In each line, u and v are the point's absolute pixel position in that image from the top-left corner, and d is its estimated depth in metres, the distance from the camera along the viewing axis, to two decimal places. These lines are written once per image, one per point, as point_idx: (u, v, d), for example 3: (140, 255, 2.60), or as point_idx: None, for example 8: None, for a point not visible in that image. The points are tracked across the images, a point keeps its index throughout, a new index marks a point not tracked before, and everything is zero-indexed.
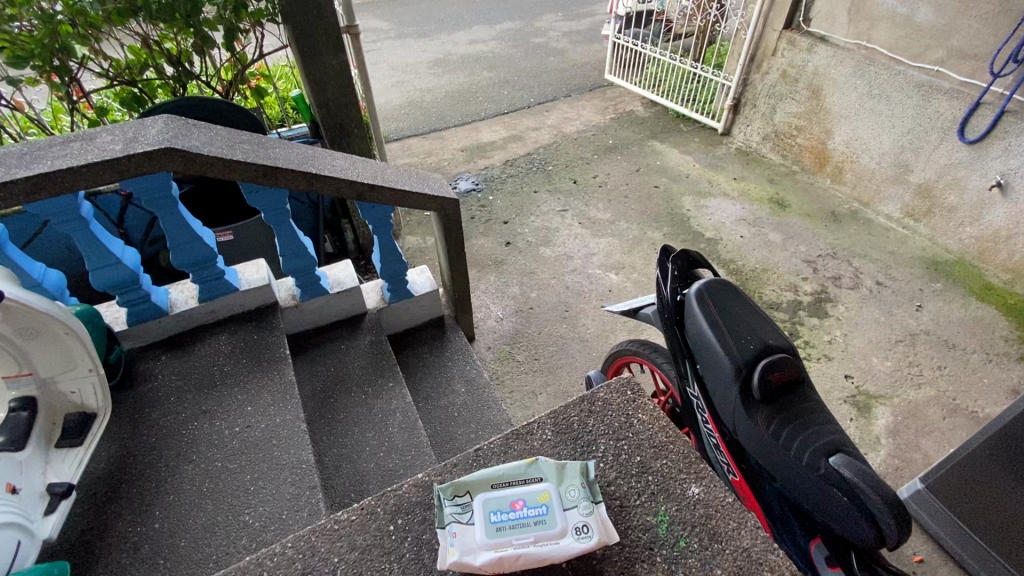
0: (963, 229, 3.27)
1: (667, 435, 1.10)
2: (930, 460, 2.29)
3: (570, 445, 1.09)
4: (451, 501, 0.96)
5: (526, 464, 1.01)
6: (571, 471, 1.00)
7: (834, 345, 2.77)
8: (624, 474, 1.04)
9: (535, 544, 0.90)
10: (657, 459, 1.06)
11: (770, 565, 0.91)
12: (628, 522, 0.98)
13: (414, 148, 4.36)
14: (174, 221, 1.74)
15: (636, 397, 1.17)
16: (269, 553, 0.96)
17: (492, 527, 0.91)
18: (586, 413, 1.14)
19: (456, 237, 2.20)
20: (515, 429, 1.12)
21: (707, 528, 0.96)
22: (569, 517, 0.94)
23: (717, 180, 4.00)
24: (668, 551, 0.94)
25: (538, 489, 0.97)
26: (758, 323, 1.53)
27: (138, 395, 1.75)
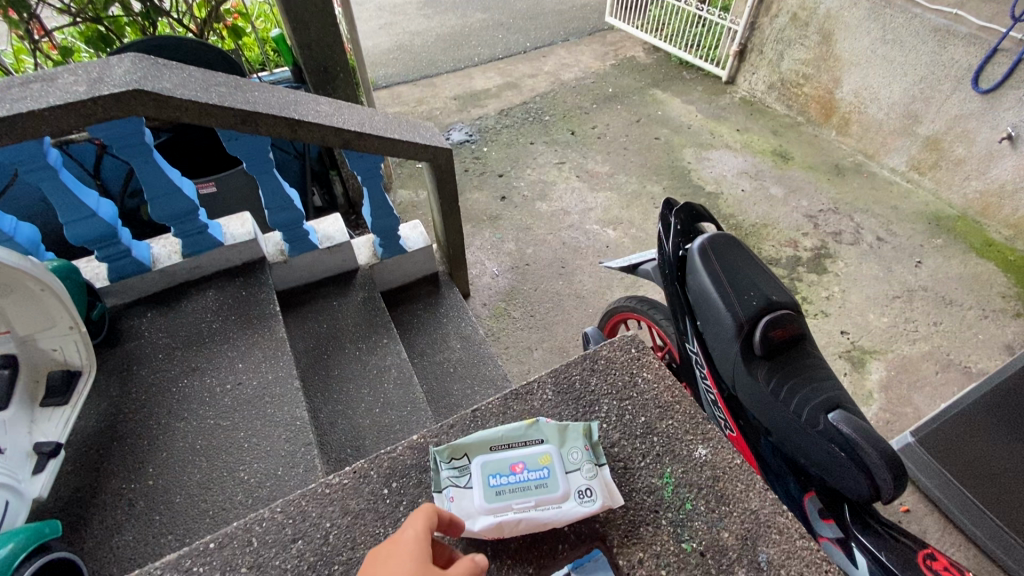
0: (969, 183, 3.20)
1: (673, 395, 1.12)
2: (921, 414, 2.32)
3: (572, 405, 1.11)
4: (447, 464, 0.98)
5: (526, 426, 1.01)
6: (573, 434, 1.01)
7: (831, 301, 2.75)
8: (628, 435, 1.06)
9: (537, 508, 0.92)
10: (662, 419, 1.08)
11: (778, 528, 0.95)
12: (634, 484, 1.01)
13: (405, 96, 4.16)
14: (151, 171, 1.64)
15: (639, 355, 1.18)
16: (257, 518, 0.97)
17: (493, 491, 0.93)
18: (589, 370, 1.16)
19: (450, 189, 2.11)
20: (515, 389, 1.14)
21: (714, 490, 0.99)
22: (571, 480, 0.95)
23: (719, 132, 3.86)
24: (674, 514, 0.97)
25: (539, 452, 0.98)
26: (763, 278, 1.48)
27: (125, 353, 1.71)
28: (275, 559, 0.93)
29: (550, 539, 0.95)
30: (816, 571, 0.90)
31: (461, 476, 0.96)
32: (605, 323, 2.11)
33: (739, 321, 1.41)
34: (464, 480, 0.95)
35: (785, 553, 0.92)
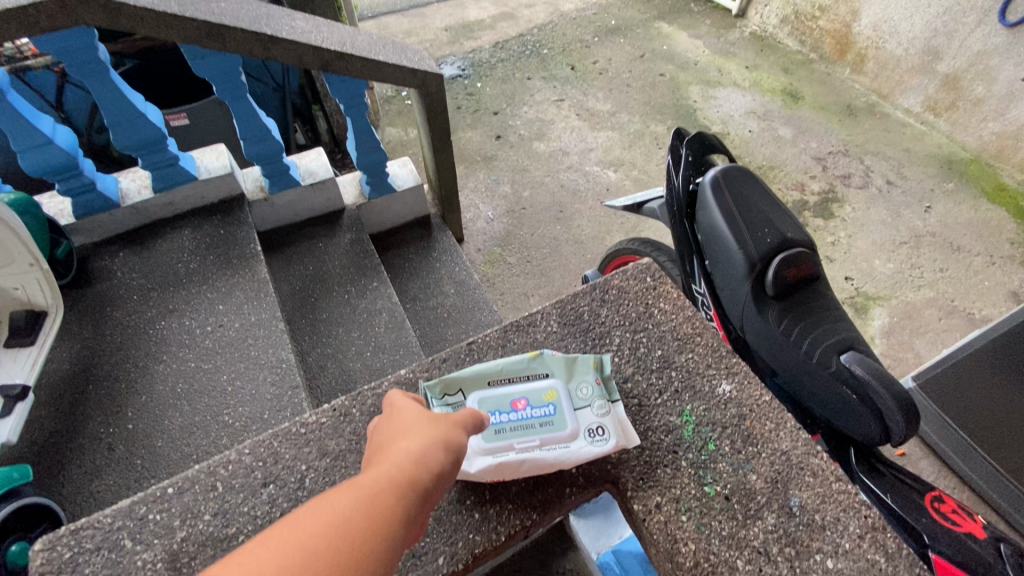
0: (986, 125, 3.05)
1: (694, 327, 1.11)
2: (921, 360, 2.30)
3: (580, 337, 1.10)
4: (440, 400, 0.93)
5: (529, 361, 0.98)
6: (579, 370, 0.98)
7: (837, 247, 2.67)
8: (642, 368, 1.06)
9: (542, 448, 0.90)
10: (681, 351, 1.08)
11: (812, 469, 0.94)
12: (650, 423, 1.00)
13: (392, 27, 3.87)
14: (111, 94, 1.47)
15: (655, 285, 1.17)
16: (223, 462, 0.96)
17: (494, 429, 0.90)
18: (599, 302, 1.15)
19: (441, 122, 1.95)
20: (516, 321, 1.13)
21: (741, 429, 0.98)
22: (578, 418, 0.93)
23: (727, 69, 3.64)
24: (694, 455, 0.96)
25: (543, 387, 0.95)
26: (777, 213, 1.38)
27: (98, 294, 1.61)
28: (245, 505, 0.92)
29: (557, 482, 0.94)
30: (853, 515, 0.89)
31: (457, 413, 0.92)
32: (605, 265, 1.99)
33: (752, 260, 1.32)
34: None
35: (819, 497, 0.91)
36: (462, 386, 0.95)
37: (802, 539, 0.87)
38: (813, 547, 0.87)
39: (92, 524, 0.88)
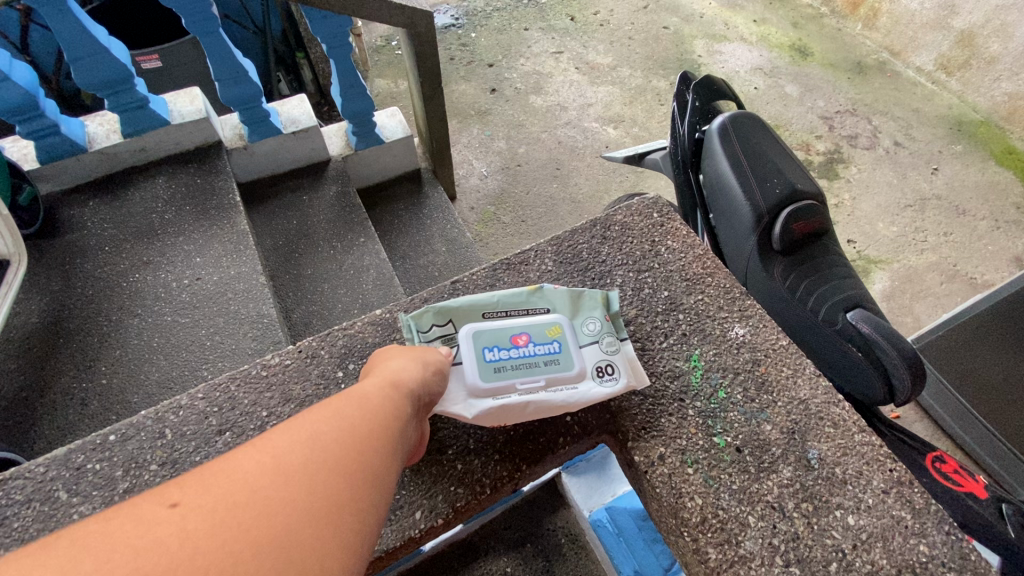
0: (999, 84, 2.94)
1: (704, 268, 1.06)
2: (919, 324, 2.27)
3: (579, 277, 1.05)
4: (432, 328, 0.88)
5: (530, 296, 0.93)
6: (586, 307, 0.93)
7: (840, 209, 2.60)
8: (647, 312, 1.01)
9: (548, 388, 0.85)
10: (690, 293, 1.03)
11: (832, 419, 0.90)
12: (655, 369, 0.95)
13: None
14: (68, 24, 1.34)
15: (663, 223, 1.12)
16: (172, 408, 0.92)
17: (494, 367, 0.85)
18: (600, 239, 1.09)
19: (431, 66, 1.82)
20: (507, 260, 1.08)
21: (754, 377, 0.94)
22: (584, 357, 0.88)
23: (734, 22, 3.47)
24: (703, 403, 0.91)
25: (545, 324, 0.90)
26: (786, 164, 1.30)
27: (66, 245, 1.52)
28: (196, 454, 0.88)
29: (550, 432, 0.91)
30: (877, 469, 0.86)
31: (450, 342, 0.87)
32: None
33: (759, 213, 1.25)
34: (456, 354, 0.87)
35: (841, 450, 0.88)
36: (455, 316, 0.89)
37: (819, 492, 0.84)
38: (832, 502, 0.83)
39: (22, 474, 0.85)
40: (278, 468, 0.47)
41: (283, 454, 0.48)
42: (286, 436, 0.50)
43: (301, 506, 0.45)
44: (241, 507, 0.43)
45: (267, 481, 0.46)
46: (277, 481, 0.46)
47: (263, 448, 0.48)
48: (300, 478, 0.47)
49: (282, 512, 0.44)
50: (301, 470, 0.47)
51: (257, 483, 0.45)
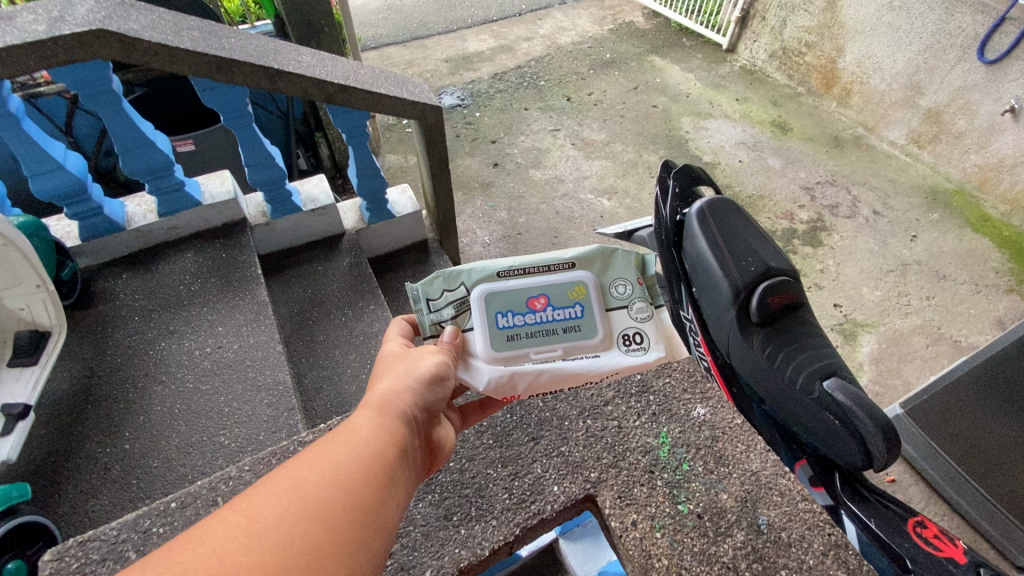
0: (968, 157, 3.15)
1: (671, 356, 1.29)
2: (910, 386, 2.33)
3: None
4: (444, 294, 0.94)
5: (553, 256, 0.97)
6: (614, 269, 0.98)
7: (825, 274, 2.73)
8: (622, 393, 1.22)
9: (566, 355, 0.95)
10: (659, 377, 1.25)
11: (777, 489, 1.08)
12: (629, 444, 1.14)
13: (394, 58, 4.02)
14: (122, 124, 1.53)
15: None
16: (224, 478, 1.00)
17: (510, 334, 0.93)
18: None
19: (440, 151, 2.00)
20: None
21: (712, 451, 1.13)
22: (607, 325, 0.96)
23: (718, 101, 3.77)
24: (670, 475, 1.09)
25: (568, 286, 0.96)
26: (760, 244, 1.43)
27: (101, 315, 1.64)
28: None
29: (541, 499, 1.07)
30: (817, 533, 1.04)
31: (462, 306, 0.93)
32: None
33: (736, 288, 1.38)
34: (468, 317, 0.93)
35: (785, 515, 1.06)
36: (465, 279, 0.94)
37: (769, 554, 1.01)
38: (778, 562, 1.01)
39: (100, 536, 0.93)
40: (254, 532, 0.49)
41: (257, 517, 0.51)
42: (262, 496, 0.53)
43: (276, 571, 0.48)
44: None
45: (240, 549, 0.48)
46: (251, 548, 0.48)
47: (238, 510, 0.51)
48: (277, 539, 0.49)
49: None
50: (277, 530, 0.50)
51: (230, 552, 0.48)
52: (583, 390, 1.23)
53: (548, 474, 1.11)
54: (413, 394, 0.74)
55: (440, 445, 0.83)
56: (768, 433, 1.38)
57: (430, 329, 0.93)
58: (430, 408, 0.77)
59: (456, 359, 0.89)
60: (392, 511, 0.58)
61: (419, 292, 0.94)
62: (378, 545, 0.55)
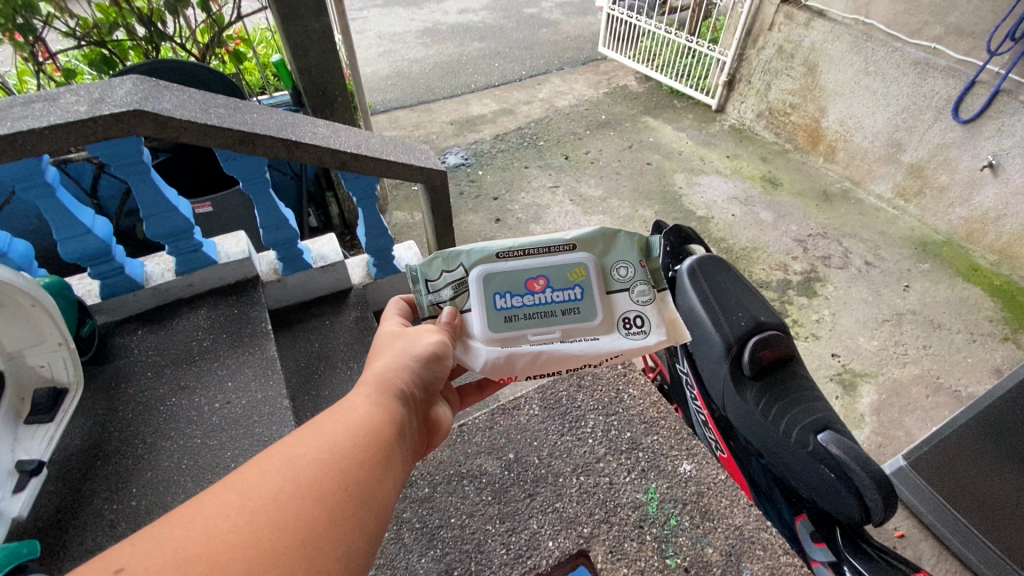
0: (953, 210, 3.26)
1: (658, 411, 1.34)
2: (913, 437, 2.32)
3: (559, 421, 1.33)
4: (443, 275, 0.95)
5: (553, 237, 0.97)
6: (616, 252, 0.98)
7: (822, 324, 2.78)
8: (613, 450, 1.28)
9: (564, 339, 0.96)
10: (646, 434, 1.30)
11: (761, 543, 1.14)
12: (619, 499, 1.20)
13: (402, 121, 4.27)
14: (148, 191, 1.64)
15: (626, 372, 1.41)
16: None
17: (508, 314, 0.95)
18: (576, 388, 1.40)
19: (444, 210, 2.11)
20: (503, 406, 1.36)
21: (698, 505, 1.19)
22: (607, 307, 0.96)
23: (709, 158, 3.95)
24: (658, 530, 1.15)
25: (568, 268, 0.96)
26: (750, 300, 1.51)
27: (114, 371, 1.70)
28: None
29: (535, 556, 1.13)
30: None
31: (461, 287, 0.95)
32: None
33: (728, 341, 1.44)
34: (467, 298, 0.95)
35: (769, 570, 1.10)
36: (464, 260, 0.96)
37: None
38: None
39: None
40: (246, 510, 0.54)
41: (250, 497, 0.56)
42: (256, 477, 0.58)
43: (264, 548, 0.52)
44: (202, 559, 0.50)
45: (231, 527, 0.53)
46: (242, 526, 0.53)
47: (232, 490, 0.56)
48: (268, 518, 0.54)
49: (245, 557, 0.51)
50: (268, 509, 0.55)
51: (221, 530, 0.52)
52: (575, 448, 1.28)
53: (543, 530, 1.17)
54: (408, 378, 0.80)
55: (439, 425, 0.90)
56: (768, 488, 1.42)
57: (428, 310, 0.94)
58: (426, 391, 0.84)
59: (455, 340, 0.92)
60: (382, 493, 0.63)
61: (418, 273, 0.96)
62: (366, 525, 0.60)
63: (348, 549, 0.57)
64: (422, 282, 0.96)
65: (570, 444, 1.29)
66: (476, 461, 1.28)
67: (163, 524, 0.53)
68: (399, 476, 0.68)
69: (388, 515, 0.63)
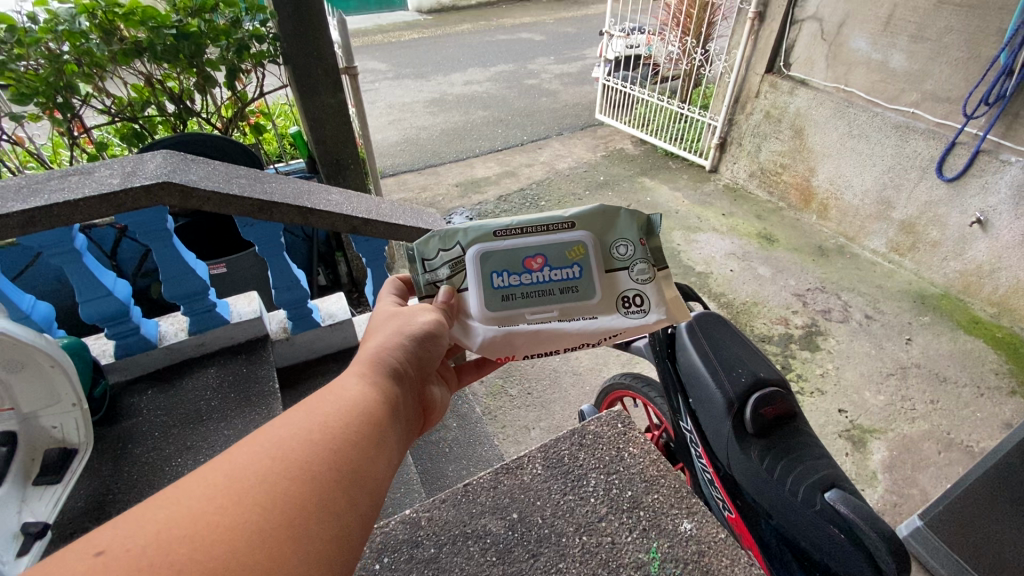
0: (948, 263, 3.33)
1: (658, 469, 1.31)
2: (928, 496, 2.27)
3: (561, 479, 1.30)
4: (439, 254, 0.95)
5: (552, 215, 0.94)
6: (618, 230, 0.96)
7: (826, 378, 2.77)
8: (615, 509, 1.24)
9: (562, 317, 0.97)
10: (648, 493, 1.26)
11: None
12: (621, 559, 1.15)
13: (409, 183, 4.47)
14: (168, 255, 1.73)
15: (625, 430, 1.40)
16: None
17: (506, 294, 0.96)
18: (577, 446, 1.37)
19: None
20: (506, 465, 1.34)
21: (700, 565, 1.14)
22: (606, 285, 0.97)
23: (706, 216, 4.09)
24: None
25: (566, 246, 0.95)
26: (749, 356, 1.54)
27: (123, 431, 1.72)
28: None
29: None
30: None
31: (457, 266, 0.96)
32: (602, 400, 2.14)
33: (730, 400, 1.47)
34: (464, 277, 0.96)
35: None
36: (461, 238, 0.95)
37: None
38: None
39: None
40: (234, 491, 0.55)
41: (239, 478, 0.57)
42: (245, 458, 0.59)
43: (252, 528, 0.53)
44: (186, 539, 0.50)
45: (218, 508, 0.54)
46: (230, 506, 0.54)
47: (221, 471, 0.57)
48: (257, 497, 0.56)
49: (232, 536, 0.52)
50: (257, 489, 0.56)
51: (208, 510, 0.53)
52: (577, 506, 1.24)
53: None
54: (399, 359, 0.84)
55: (433, 406, 0.93)
56: (779, 552, 1.35)
57: (425, 289, 0.96)
58: (418, 372, 0.87)
59: (451, 319, 0.96)
60: (373, 475, 0.66)
61: (416, 252, 0.96)
62: (357, 507, 0.62)
63: (337, 524, 0.59)
64: (420, 261, 0.97)
65: (572, 503, 1.25)
66: (480, 521, 1.23)
67: (146, 507, 0.53)
68: (391, 456, 0.71)
69: (379, 497, 0.65)
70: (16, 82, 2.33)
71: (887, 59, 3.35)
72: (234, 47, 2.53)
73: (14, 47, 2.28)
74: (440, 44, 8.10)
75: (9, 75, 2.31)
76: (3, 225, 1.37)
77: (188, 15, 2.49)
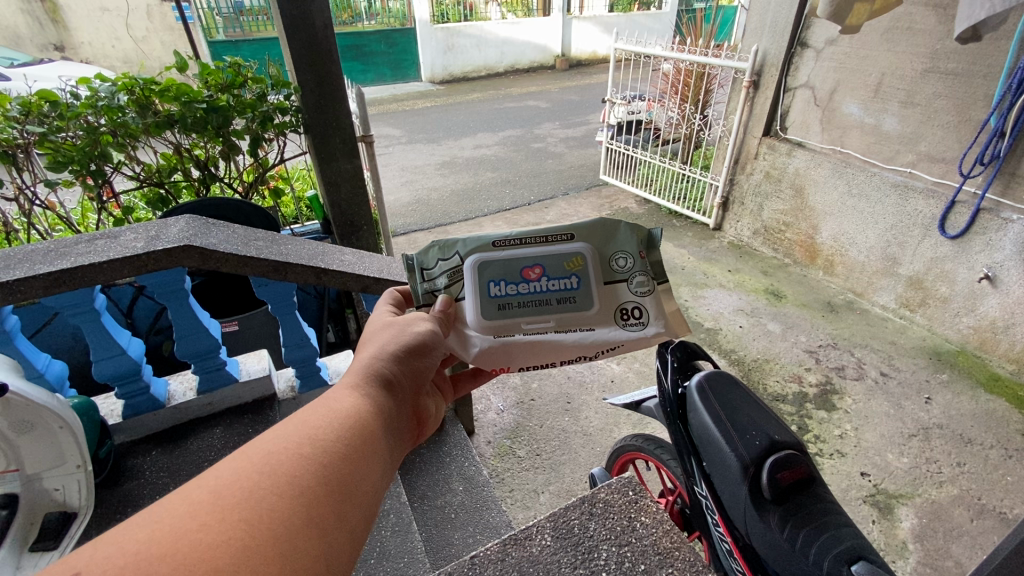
0: (961, 319, 3.28)
1: (672, 542, 1.25)
2: (965, 569, 2.12)
3: (571, 551, 1.24)
4: (439, 263, 0.98)
5: (551, 226, 0.97)
6: (620, 240, 0.98)
7: (845, 440, 2.67)
8: None
9: (560, 328, 0.98)
10: (661, 567, 1.21)
11: None
12: None
13: (420, 242, 4.59)
14: (184, 314, 1.76)
15: (637, 498, 1.35)
16: None
17: (502, 303, 0.96)
18: (587, 515, 1.32)
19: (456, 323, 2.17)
20: (515, 536, 1.29)
21: None
22: (606, 298, 0.98)
23: (712, 273, 4.14)
24: None
25: (565, 257, 0.96)
26: (760, 415, 1.52)
27: (123, 494, 1.69)
28: None
29: None
30: None
31: (455, 275, 0.98)
32: (612, 464, 2.08)
33: (744, 463, 1.43)
34: (462, 286, 0.98)
35: None
36: (459, 248, 0.98)
37: None
38: None
39: None
40: (218, 508, 0.54)
41: (224, 494, 0.56)
42: (232, 473, 0.58)
43: (236, 545, 0.52)
44: (166, 558, 0.49)
45: (200, 526, 0.52)
46: (215, 523, 0.53)
47: (204, 488, 0.56)
48: (242, 514, 0.54)
49: (217, 554, 0.51)
50: (244, 505, 0.55)
51: (190, 529, 0.52)
52: None
53: None
54: (393, 371, 0.85)
55: (427, 418, 0.93)
56: None
57: (423, 298, 0.99)
58: (412, 384, 0.88)
59: (446, 326, 0.96)
60: (363, 491, 0.65)
61: (416, 261, 1.00)
62: (346, 525, 0.61)
63: (327, 541, 0.58)
64: (419, 271, 1.00)
65: None
66: None
67: (125, 527, 0.51)
68: (383, 469, 0.71)
69: (369, 514, 0.64)
70: (53, 151, 2.49)
71: (880, 123, 3.48)
72: (258, 118, 2.70)
73: (55, 120, 2.45)
74: (451, 112, 8.58)
75: (48, 145, 2.47)
76: (28, 286, 1.43)
77: (218, 90, 2.67)
